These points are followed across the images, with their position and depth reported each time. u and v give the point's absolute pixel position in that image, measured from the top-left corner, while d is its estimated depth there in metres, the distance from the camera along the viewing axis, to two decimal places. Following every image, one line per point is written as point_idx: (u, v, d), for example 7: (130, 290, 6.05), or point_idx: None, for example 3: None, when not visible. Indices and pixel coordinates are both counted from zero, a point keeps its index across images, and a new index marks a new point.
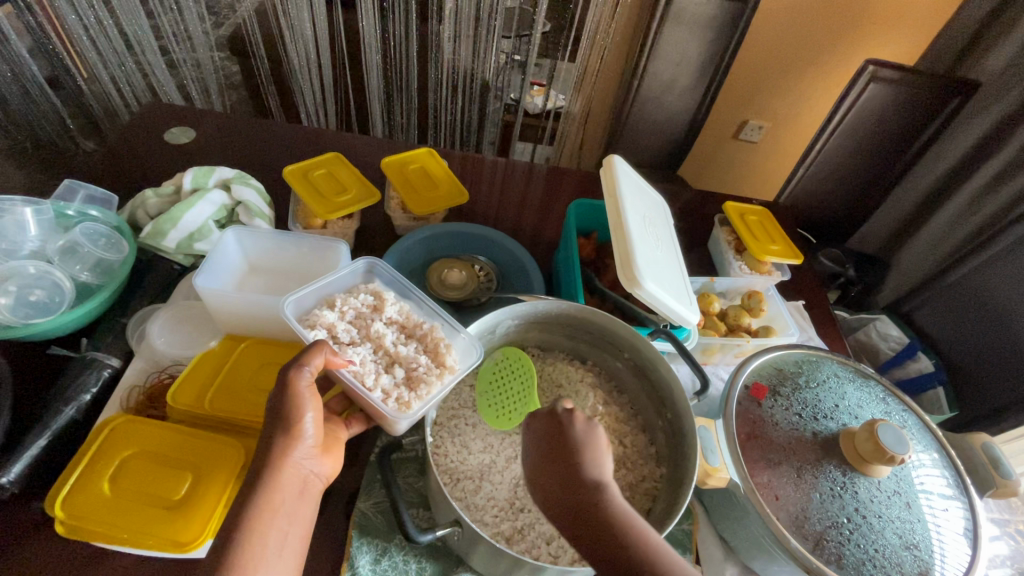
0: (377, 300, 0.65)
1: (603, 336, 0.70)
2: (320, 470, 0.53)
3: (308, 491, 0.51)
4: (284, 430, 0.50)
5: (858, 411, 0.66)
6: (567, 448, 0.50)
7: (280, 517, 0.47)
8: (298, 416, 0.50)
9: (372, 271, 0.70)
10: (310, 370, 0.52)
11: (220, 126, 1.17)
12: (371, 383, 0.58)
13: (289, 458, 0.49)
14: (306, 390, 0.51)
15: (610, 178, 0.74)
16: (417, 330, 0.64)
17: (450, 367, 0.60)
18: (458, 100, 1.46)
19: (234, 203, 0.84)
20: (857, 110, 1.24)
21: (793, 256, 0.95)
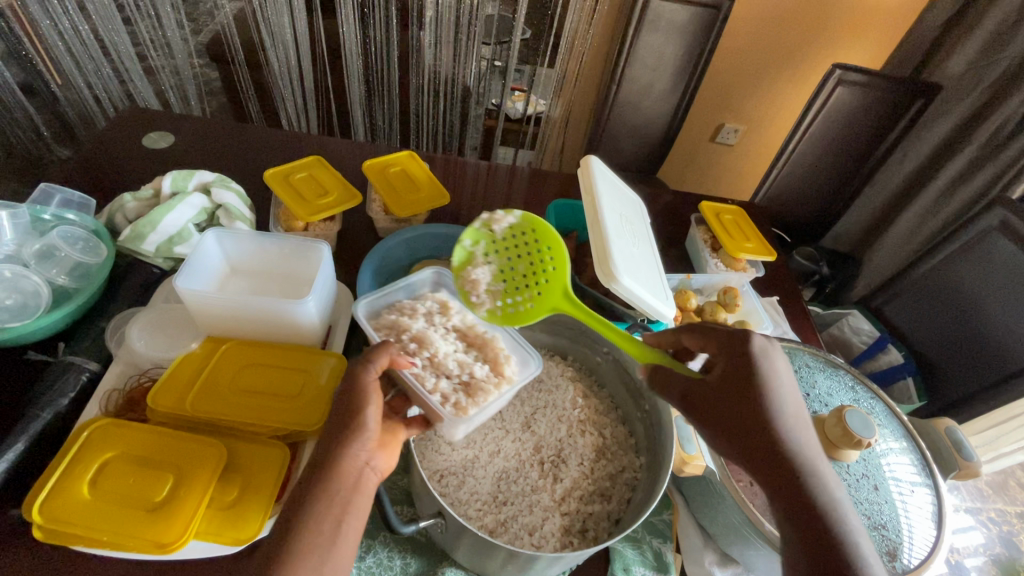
0: (443, 308, 0.68)
1: (582, 331, 0.72)
2: (376, 464, 0.52)
3: (365, 484, 0.50)
4: (345, 423, 0.51)
5: (828, 399, 0.69)
6: (757, 376, 0.53)
7: (336, 513, 0.48)
8: (359, 411, 0.51)
9: (440, 280, 0.73)
10: (375, 367, 0.54)
11: (200, 131, 1.16)
12: (431, 386, 0.59)
13: (347, 452, 0.50)
14: (370, 385, 0.53)
15: (587, 180, 0.75)
16: (478, 338, 0.66)
17: (507, 378, 0.62)
18: (439, 105, 1.48)
19: (214, 206, 0.84)
20: (827, 113, 1.28)
21: (767, 253, 0.98)
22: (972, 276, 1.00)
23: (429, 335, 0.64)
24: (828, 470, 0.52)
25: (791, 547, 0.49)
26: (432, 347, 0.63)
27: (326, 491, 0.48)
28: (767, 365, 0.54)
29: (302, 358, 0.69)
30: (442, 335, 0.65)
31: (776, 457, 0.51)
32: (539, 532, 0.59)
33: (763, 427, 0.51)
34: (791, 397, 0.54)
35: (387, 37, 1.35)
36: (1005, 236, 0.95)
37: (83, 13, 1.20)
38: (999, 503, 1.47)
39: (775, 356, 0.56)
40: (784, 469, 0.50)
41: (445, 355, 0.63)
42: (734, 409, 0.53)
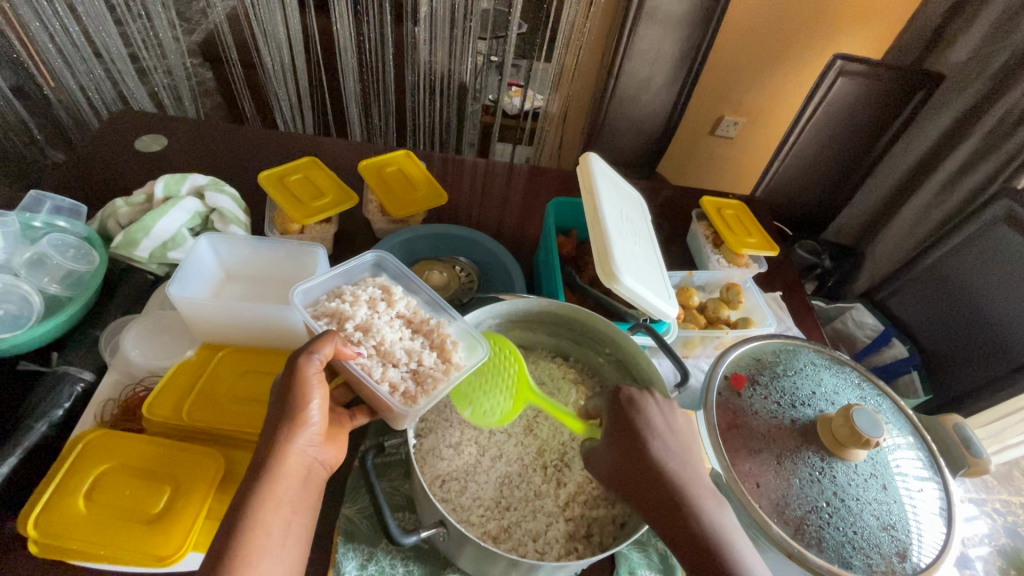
0: (385, 293, 0.66)
1: (584, 332, 0.70)
2: (323, 458, 0.55)
3: (311, 479, 0.54)
4: (291, 416, 0.53)
5: (834, 397, 0.67)
6: (628, 431, 0.54)
7: (284, 508, 0.50)
8: (304, 403, 0.53)
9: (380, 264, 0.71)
10: (319, 358, 0.54)
11: (193, 132, 1.15)
12: (378, 376, 0.58)
13: (293, 446, 0.52)
14: (314, 377, 0.53)
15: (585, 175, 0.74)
16: (424, 325, 0.64)
17: (457, 364, 0.61)
18: (436, 102, 1.46)
19: (208, 210, 0.83)
20: (828, 105, 1.27)
21: (769, 248, 0.97)
22: (977, 268, 0.99)
23: (372, 324, 0.62)
24: (719, 508, 0.50)
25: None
26: (377, 335, 0.61)
27: (273, 489, 0.50)
28: (642, 418, 0.55)
29: None
30: (386, 322, 0.63)
31: (665, 510, 0.50)
32: (544, 538, 0.58)
33: (645, 484, 0.52)
34: (680, 445, 0.54)
35: (382, 35, 1.33)
36: (1010, 228, 0.93)
37: (74, 14, 1.19)
38: (1004, 493, 1.47)
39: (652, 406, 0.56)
40: (673, 525, 0.49)
41: (392, 343, 0.61)
42: (618, 466, 0.54)
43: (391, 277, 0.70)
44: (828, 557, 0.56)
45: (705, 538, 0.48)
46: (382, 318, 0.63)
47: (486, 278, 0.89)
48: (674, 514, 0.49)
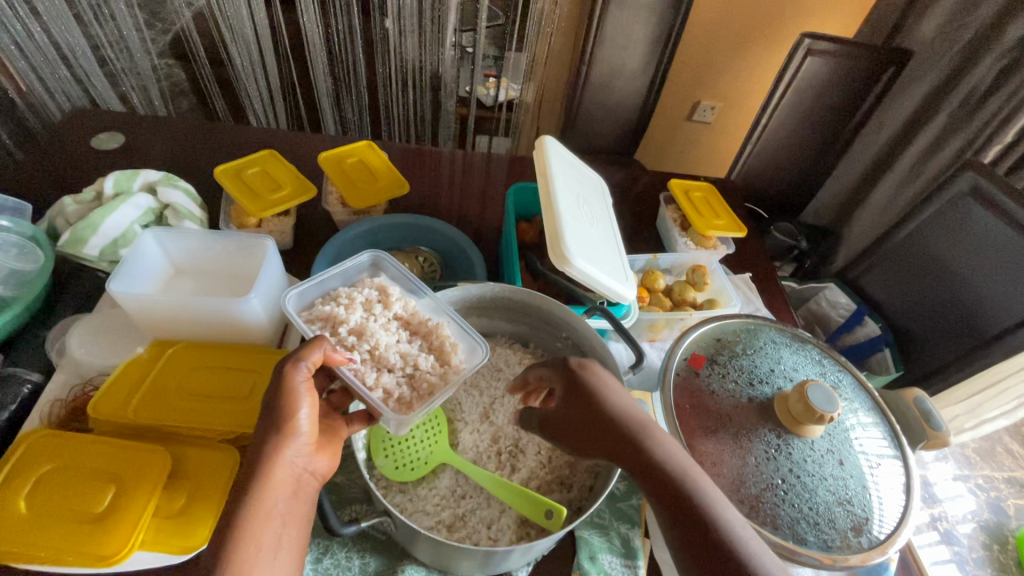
0: (382, 296, 0.66)
1: (540, 317, 0.69)
2: (313, 468, 0.53)
3: (301, 490, 0.51)
4: (277, 428, 0.50)
5: (793, 374, 0.67)
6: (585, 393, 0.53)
7: (273, 519, 0.47)
8: (292, 413, 0.50)
9: (379, 265, 0.72)
10: (306, 366, 0.53)
11: (156, 130, 1.12)
12: (371, 382, 0.58)
13: (282, 458, 0.49)
14: (301, 385, 0.52)
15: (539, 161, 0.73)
16: (422, 326, 0.65)
17: (454, 367, 0.61)
18: (408, 94, 1.44)
19: (161, 206, 0.82)
20: (799, 85, 1.26)
21: (737, 230, 0.96)
22: (945, 244, 0.98)
23: (366, 328, 0.62)
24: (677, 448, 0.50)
25: (677, 556, 0.45)
26: (371, 340, 0.61)
27: (258, 503, 0.46)
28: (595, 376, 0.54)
29: (253, 359, 0.67)
30: (382, 325, 0.64)
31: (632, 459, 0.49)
32: (497, 525, 0.58)
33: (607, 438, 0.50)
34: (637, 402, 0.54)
35: (349, 27, 1.31)
36: (977, 202, 0.92)
37: (34, 13, 1.16)
38: (986, 469, 1.47)
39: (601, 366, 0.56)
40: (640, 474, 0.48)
41: (386, 348, 0.61)
42: (578, 425, 0.53)
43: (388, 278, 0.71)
44: (782, 534, 0.56)
45: (675, 486, 0.46)
46: (378, 321, 0.63)
47: (449, 268, 0.88)
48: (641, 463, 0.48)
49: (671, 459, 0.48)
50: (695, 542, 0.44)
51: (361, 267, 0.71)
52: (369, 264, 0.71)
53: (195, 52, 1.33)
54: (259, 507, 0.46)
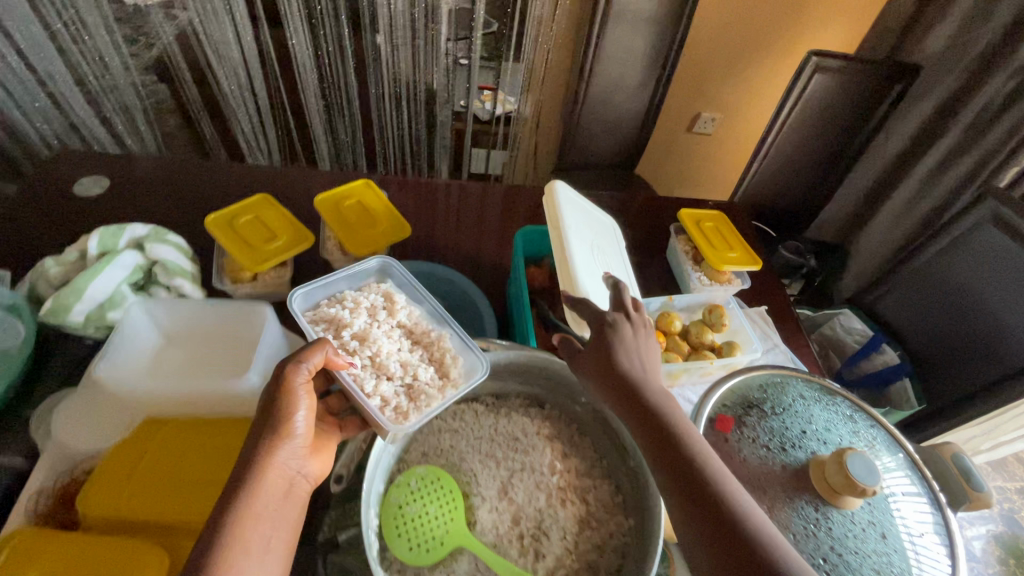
0: (388, 302, 0.69)
1: (558, 381, 0.65)
2: (305, 472, 0.56)
3: (293, 492, 0.53)
4: (273, 429, 0.53)
5: (826, 435, 0.63)
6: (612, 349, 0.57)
7: (264, 523, 0.49)
8: (290, 413, 0.54)
9: (387, 271, 0.75)
10: (307, 367, 0.55)
11: (141, 167, 1.07)
12: (370, 390, 0.60)
13: (273, 460, 0.52)
14: (301, 386, 0.55)
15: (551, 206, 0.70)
16: (425, 337, 0.67)
17: (454, 381, 0.62)
18: (402, 113, 1.39)
19: (151, 262, 0.77)
20: (806, 102, 1.22)
21: (752, 263, 0.93)
22: (963, 272, 0.95)
23: (370, 334, 0.64)
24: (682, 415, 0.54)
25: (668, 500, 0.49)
26: (373, 346, 0.63)
27: (244, 516, 0.48)
28: (630, 345, 0.58)
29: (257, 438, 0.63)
30: (385, 331, 0.65)
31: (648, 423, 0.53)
32: None
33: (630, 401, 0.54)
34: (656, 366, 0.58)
35: (341, 48, 1.26)
36: (997, 229, 0.89)
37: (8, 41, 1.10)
38: (1000, 482, 1.46)
39: (645, 340, 0.59)
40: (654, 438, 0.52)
41: (387, 355, 0.63)
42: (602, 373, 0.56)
43: (395, 285, 0.74)
44: None
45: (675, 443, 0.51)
46: (382, 327, 0.66)
47: (454, 317, 0.84)
48: (657, 427, 0.52)
49: (687, 434, 0.51)
50: (683, 488, 0.48)
51: (369, 273, 0.74)
52: (377, 270, 0.75)
53: (181, 77, 1.26)
54: (244, 527, 0.47)
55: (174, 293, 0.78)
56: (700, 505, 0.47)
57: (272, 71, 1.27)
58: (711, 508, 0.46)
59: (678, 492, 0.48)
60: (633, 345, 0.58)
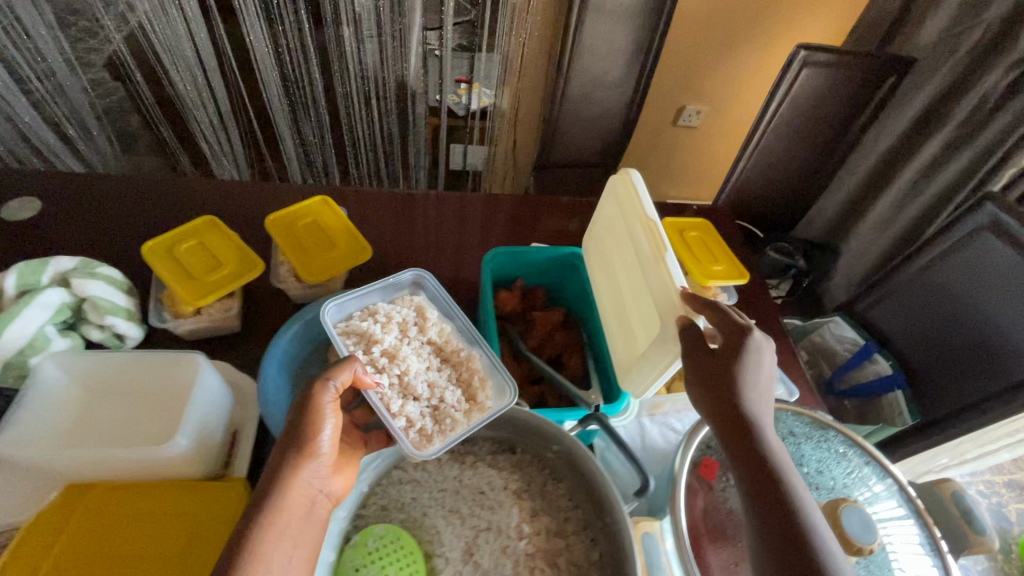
0: (420, 318, 0.68)
1: (526, 427, 0.60)
2: (329, 489, 0.54)
3: (316, 511, 0.51)
4: (298, 446, 0.51)
5: (817, 481, 0.59)
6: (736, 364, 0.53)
7: (286, 540, 0.47)
8: (316, 434, 0.52)
9: (419, 284, 0.74)
10: (335, 386, 0.54)
11: (76, 183, 0.97)
12: (396, 410, 0.59)
13: (299, 477, 0.50)
14: (329, 406, 0.53)
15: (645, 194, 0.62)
16: (454, 356, 0.66)
17: (480, 406, 0.61)
18: (373, 113, 1.26)
19: (78, 298, 0.70)
20: (794, 98, 1.16)
21: (738, 276, 0.87)
22: (959, 281, 0.91)
23: (400, 351, 0.63)
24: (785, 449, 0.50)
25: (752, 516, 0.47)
26: (402, 365, 0.62)
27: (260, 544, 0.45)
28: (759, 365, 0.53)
29: (191, 501, 0.57)
30: (415, 349, 0.65)
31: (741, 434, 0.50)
32: None
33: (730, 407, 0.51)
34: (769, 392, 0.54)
35: (302, 45, 1.12)
36: (995, 237, 0.84)
37: None
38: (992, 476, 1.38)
39: (770, 354, 0.55)
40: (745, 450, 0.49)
41: (416, 375, 0.62)
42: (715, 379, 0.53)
43: (427, 299, 0.73)
44: None
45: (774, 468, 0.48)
46: (412, 344, 0.65)
47: None
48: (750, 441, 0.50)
49: (782, 459, 0.49)
50: (770, 511, 0.46)
51: (402, 285, 0.74)
52: (410, 283, 0.74)
53: (133, 78, 1.14)
54: (258, 558, 0.45)
55: (108, 331, 0.71)
56: (782, 530, 0.44)
57: (230, 70, 1.15)
58: (798, 542, 0.43)
59: (766, 513, 0.46)
60: (757, 355, 0.53)
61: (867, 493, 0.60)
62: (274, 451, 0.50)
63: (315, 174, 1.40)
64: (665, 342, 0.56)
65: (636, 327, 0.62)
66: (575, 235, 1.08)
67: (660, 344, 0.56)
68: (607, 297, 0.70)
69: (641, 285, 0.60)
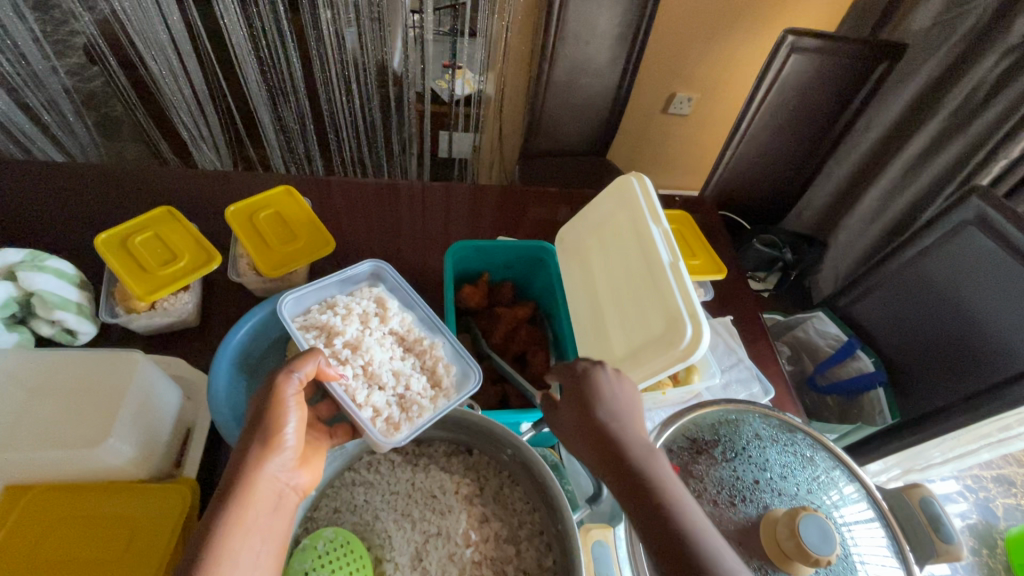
0: (380, 308, 0.67)
1: (479, 429, 0.59)
2: (296, 483, 0.52)
3: (283, 505, 0.50)
4: (262, 440, 0.49)
5: (781, 485, 0.56)
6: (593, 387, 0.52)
7: (254, 536, 0.46)
8: (278, 425, 0.50)
9: (378, 275, 0.73)
10: (299, 377, 0.52)
11: (33, 170, 0.92)
12: (361, 400, 0.58)
13: (264, 471, 0.48)
14: (291, 398, 0.51)
15: (650, 190, 0.61)
16: (416, 345, 0.66)
17: (445, 391, 0.61)
18: (353, 98, 1.17)
19: (25, 292, 0.67)
20: (782, 85, 1.12)
21: (716, 270, 0.84)
22: (944, 276, 0.88)
23: (362, 342, 0.63)
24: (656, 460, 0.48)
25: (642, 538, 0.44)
26: (365, 355, 0.62)
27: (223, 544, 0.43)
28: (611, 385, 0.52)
29: (133, 504, 0.55)
30: (377, 339, 0.64)
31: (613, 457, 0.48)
32: None
33: (600, 432, 0.49)
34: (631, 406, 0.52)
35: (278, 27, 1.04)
36: (981, 232, 0.81)
37: None
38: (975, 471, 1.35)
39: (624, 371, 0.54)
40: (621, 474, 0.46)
41: (380, 365, 0.62)
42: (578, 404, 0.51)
43: (386, 288, 0.72)
44: None
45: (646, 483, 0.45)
46: (374, 335, 0.64)
47: None
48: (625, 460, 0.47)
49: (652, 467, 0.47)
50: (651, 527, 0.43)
51: (360, 278, 0.72)
52: (368, 274, 0.73)
53: (106, 61, 1.08)
54: (221, 555, 0.43)
55: (59, 326, 0.69)
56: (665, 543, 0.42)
57: (206, 52, 1.08)
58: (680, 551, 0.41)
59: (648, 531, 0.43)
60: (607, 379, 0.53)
61: (834, 498, 0.57)
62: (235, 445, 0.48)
63: (297, 161, 1.33)
64: (664, 344, 0.53)
65: (624, 325, 0.59)
66: (550, 226, 1.05)
67: (658, 346, 0.53)
68: (584, 297, 0.67)
69: (640, 283, 0.58)
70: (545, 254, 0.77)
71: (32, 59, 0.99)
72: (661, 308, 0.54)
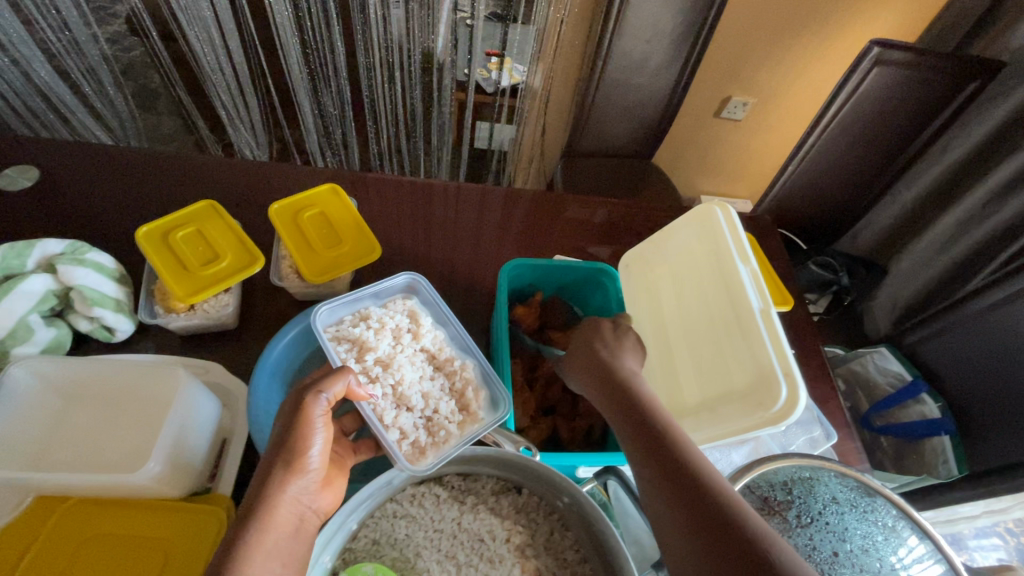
0: (413, 324, 0.63)
1: (535, 475, 0.55)
2: (317, 505, 0.50)
3: (304, 529, 0.47)
4: (285, 461, 0.47)
5: (863, 560, 0.50)
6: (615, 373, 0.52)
7: (275, 560, 0.43)
8: (304, 448, 0.48)
9: (413, 289, 0.68)
10: (327, 398, 0.50)
11: (70, 151, 0.89)
12: (389, 421, 0.55)
13: (286, 493, 0.46)
14: (319, 418, 0.49)
15: (736, 224, 0.56)
16: (448, 365, 0.61)
17: (474, 416, 0.57)
18: (396, 86, 1.11)
19: (65, 286, 0.65)
20: (860, 99, 1.06)
21: (782, 303, 0.80)
22: None
23: (394, 360, 0.59)
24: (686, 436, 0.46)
25: (671, 515, 0.42)
26: (396, 374, 0.58)
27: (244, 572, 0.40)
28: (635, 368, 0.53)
29: (164, 524, 0.52)
30: (409, 357, 0.60)
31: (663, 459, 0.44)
32: None
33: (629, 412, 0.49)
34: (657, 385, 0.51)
35: (325, 7, 0.98)
36: None
37: None
38: None
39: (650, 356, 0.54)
40: (643, 441, 0.46)
41: (410, 385, 0.58)
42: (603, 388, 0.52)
43: (422, 303, 0.68)
44: None
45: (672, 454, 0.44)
46: (406, 352, 0.60)
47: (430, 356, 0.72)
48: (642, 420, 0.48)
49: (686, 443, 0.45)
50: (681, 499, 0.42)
51: (394, 289, 0.68)
52: (403, 287, 0.68)
53: (148, 36, 1.04)
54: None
55: (97, 322, 0.67)
56: (699, 511, 0.40)
57: (249, 32, 1.01)
58: (715, 519, 0.39)
59: (678, 501, 0.42)
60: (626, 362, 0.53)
61: (902, 554, 0.52)
62: (259, 465, 0.47)
63: (333, 147, 1.27)
64: (753, 403, 0.49)
65: (698, 373, 0.56)
66: (598, 235, 1.00)
67: (746, 403, 0.49)
68: (653, 335, 0.64)
69: (722, 327, 0.54)
70: (604, 276, 0.73)
71: (76, 27, 0.95)
72: (750, 361, 0.50)
